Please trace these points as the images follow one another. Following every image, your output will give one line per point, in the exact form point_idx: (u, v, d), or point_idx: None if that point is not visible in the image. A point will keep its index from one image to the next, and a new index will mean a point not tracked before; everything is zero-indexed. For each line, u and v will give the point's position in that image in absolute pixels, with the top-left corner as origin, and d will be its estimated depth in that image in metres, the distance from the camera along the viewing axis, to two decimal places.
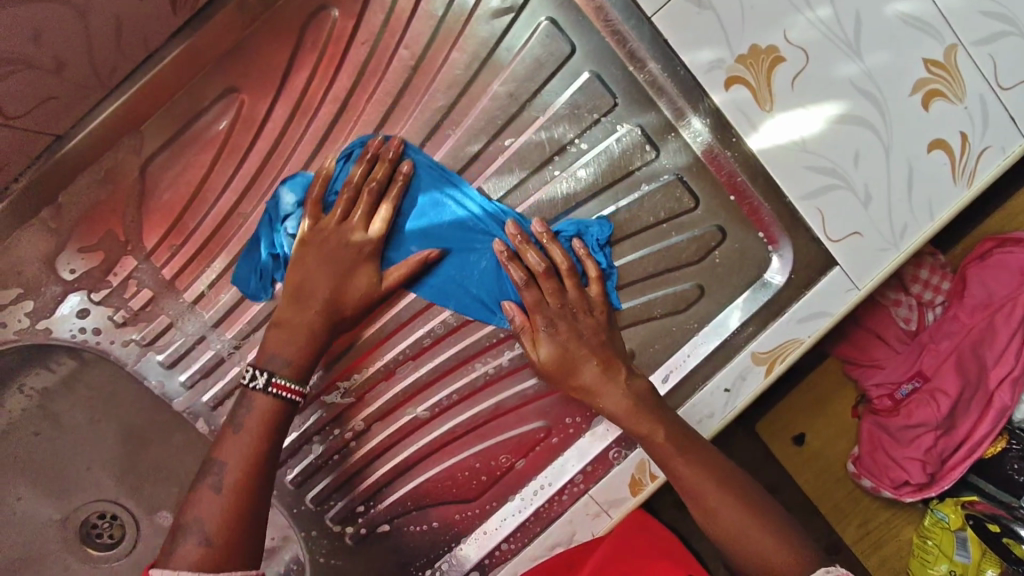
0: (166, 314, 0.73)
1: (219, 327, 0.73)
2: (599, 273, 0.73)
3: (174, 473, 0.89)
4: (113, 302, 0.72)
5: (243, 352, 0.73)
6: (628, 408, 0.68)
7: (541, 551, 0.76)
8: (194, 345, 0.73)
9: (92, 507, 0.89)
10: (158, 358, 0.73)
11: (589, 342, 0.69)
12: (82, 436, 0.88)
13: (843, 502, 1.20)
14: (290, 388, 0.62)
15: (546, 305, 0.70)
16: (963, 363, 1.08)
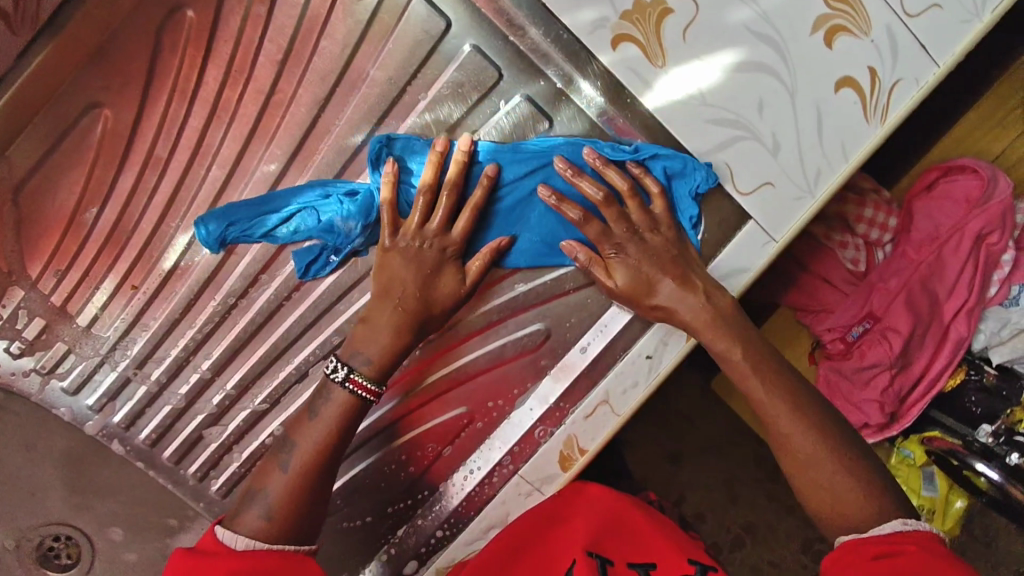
0: (63, 339, 0.74)
1: (121, 345, 0.73)
2: (661, 189, 0.73)
3: (118, 487, 0.92)
4: (8, 334, 0.73)
5: (147, 372, 0.74)
6: (708, 330, 0.72)
7: (478, 531, 0.79)
8: (96, 368, 0.74)
9: (44, 530, 0.92)
10: (61, 385, 0.75)
11: (658, 259, 0.72)
12: (16, 460, 0.91)
13: None
14: (366, 386, 0.68)
15: (611, 233, 0.72)
16: (913, 299, 1.09)
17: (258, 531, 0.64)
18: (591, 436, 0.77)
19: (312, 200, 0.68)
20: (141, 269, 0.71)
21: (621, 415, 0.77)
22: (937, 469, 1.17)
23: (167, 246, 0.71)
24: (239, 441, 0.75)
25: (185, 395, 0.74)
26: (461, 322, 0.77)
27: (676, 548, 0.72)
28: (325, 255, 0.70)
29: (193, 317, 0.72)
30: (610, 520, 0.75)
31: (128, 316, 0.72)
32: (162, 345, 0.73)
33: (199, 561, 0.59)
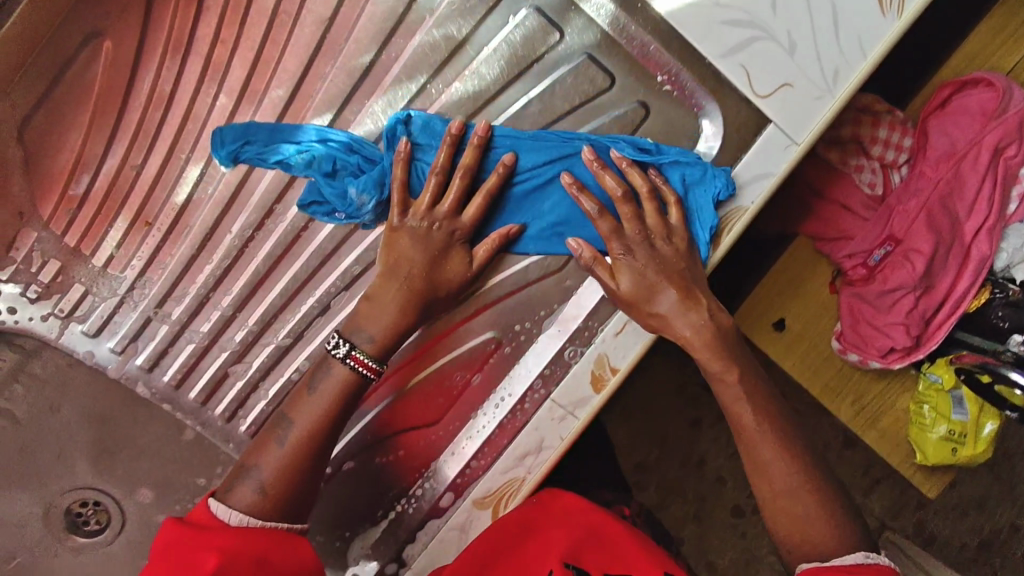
0: (80, 281, 0.75)
1: (135, 288, 0.75)
2: (679, 199, 0.72)
3: (147, 446, 0.92)
4: (22, 277, 0.74)
5: (167, 311, 0.74)
6: (704, 348, 0.71)
7: (511, 461, 0.75)
8: (116, 309, 0.74)
9: (72, 495, 0.91)
10: (81, 328, 0.75)
11: (666, 267, 0.71)
12: (43, 425, 0.90)
13: (833, 382, 1.21)
14: (367, 362, 0.67)
15: (624, 233, 0.72)
16: (934, 218, 1.06)
17: (251, 504, 0.64)
18: (623, 353, 0.73)
19: (334, 148, 0.68)
20: (155, 202, 0.73)
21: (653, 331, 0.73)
22: (965, 390, 1.15)
23: (178, 181, 0.72)
24: (263, 381, 0.74)
25: (208, 332, 0.73)
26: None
27: (646, 557, 0.72)
28: (326, 209, 0.69)
29: (210, 252, 0.73)
30: (586, 530, 0.76)
31: (143, 256, 0.74)
32: (177, 287, 0.74)
33: (195, 533, 0.60)
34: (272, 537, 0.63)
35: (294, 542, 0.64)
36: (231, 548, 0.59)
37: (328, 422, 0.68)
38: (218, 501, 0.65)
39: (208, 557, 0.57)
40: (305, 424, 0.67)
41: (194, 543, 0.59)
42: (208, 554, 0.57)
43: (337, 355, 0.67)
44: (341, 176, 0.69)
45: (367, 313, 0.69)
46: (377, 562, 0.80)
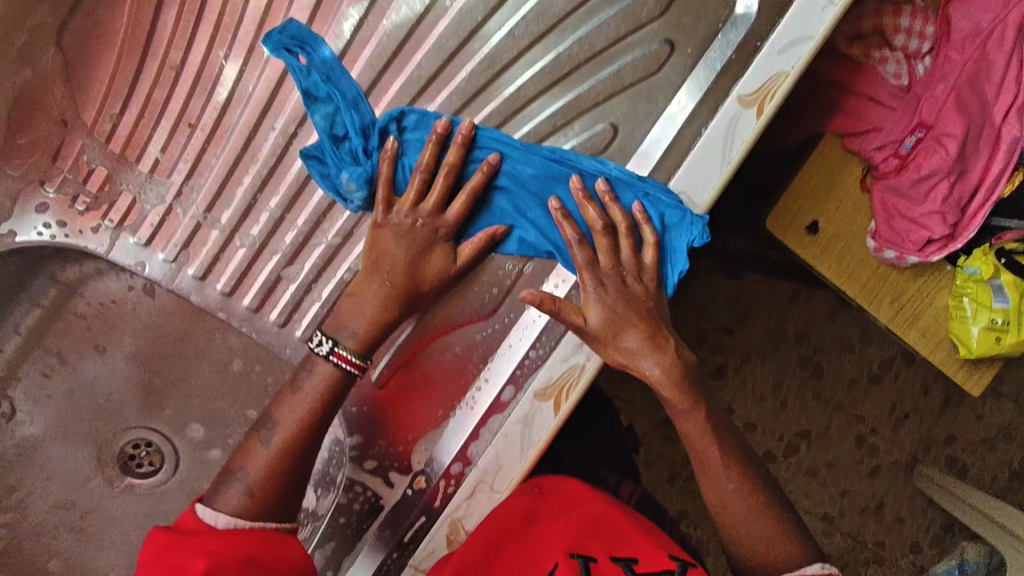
0: (128, 188, 0.79)
1: (180, 194, 0.78)
2: (655, 240, 0.71)
3: (194, 382, 0.91)
4: (70, 188, 0.78)
5: (215, 216, 0.78)
6: (670, 388, 0.71)
7: (570, 346, 0.74)
8: (165, 213, 0.79)
9: (126, 436, 0.90)
10: (133, 237, 0.80)
11: (633, 305, 0.71)
12: (91, 366, 0.89)
13: (871, 282, 1.16)
14: (349, 357, 0.69)
15: (598, 264, 0.71)
16: (963, 100, 1.04)
17: (238, 506, 0.65)
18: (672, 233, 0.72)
19: (352, 119, 0.69)
20: (198, 100, 0.75)
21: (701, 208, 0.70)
22: (1004, 279, 1.10)
23: (217, 79, 0.74)
24: (320, 276, 0.76)
25: (259, 235, 0.77)
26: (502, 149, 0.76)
27: (650, 542, 0.73)
28: (319, 170, 0.71)
29: (254, 153, 0.75)
30: (591, 519, 0.77)
31: (188, 158, 0.77)
32: (229, 184, 0.76)
33: (184, 539, 0.60)
34: (260, 536, 0.63)
35: (281, 539, 0.65)
36: (219, 551, 0.59)
37: (310, 427, 0.69)
38: (206, 507, 0.66)
39: (198, 560, 0.57)
40: (291, 426, 0.68)
41: (184, 545, 0.60)
42: (198, 558, 0.57)
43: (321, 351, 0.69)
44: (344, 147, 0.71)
45: (353, 306, 0.72)
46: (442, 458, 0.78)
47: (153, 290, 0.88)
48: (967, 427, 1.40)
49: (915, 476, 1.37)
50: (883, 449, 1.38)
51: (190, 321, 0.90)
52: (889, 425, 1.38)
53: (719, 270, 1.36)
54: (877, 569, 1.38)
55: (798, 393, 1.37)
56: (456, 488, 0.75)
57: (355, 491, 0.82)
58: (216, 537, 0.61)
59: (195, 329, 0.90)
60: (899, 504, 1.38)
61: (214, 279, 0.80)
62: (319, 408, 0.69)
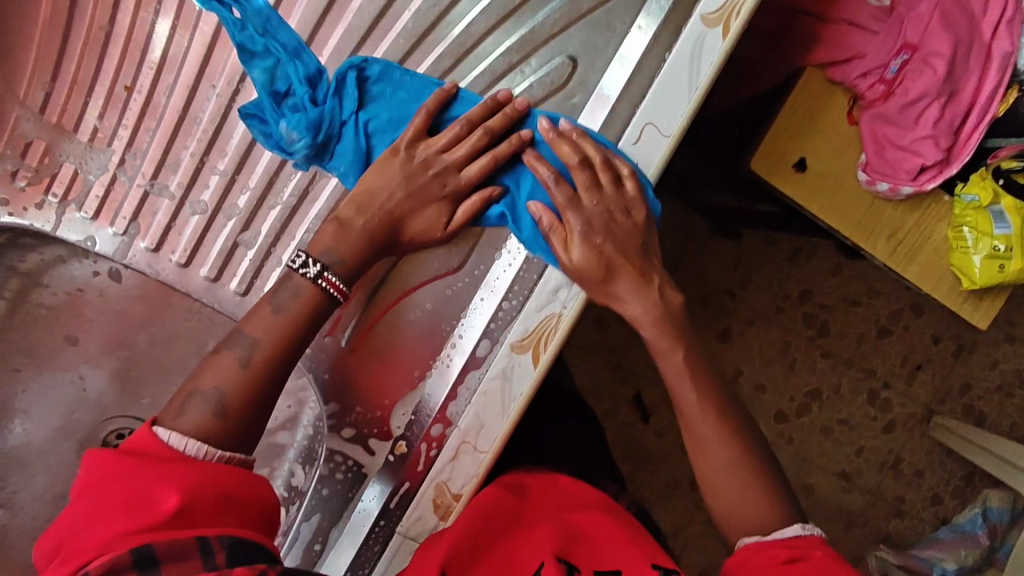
0: (69, 160, 0.79)
1: (123, 163, 0.79)
2: (631, 171, 0.67)
3: (167, 364, 0.88)
4: (8, 163, 0.79)
5: (162, 181, 0.78)
6: (650, 327, 0.70)
7: (542, 299, 0.70)
8: (109, 181, 0.79)
9: (106, 426, 0.87)
10: (79, 211, 0.80)
11: (623, 245, 0.68)
12: (62, 358, 0.86)
13: (866, 219, 1.08)
14: (339, 284, 0.66)
15: (580, 205, 0.67)
16: (948, 16, 0.98)
17: (206, 429, 0.58)
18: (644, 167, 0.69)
19: (294, 70, 0.67)
20: (131, 65, 0.76)
21: (671, 138, 0.67)
22: (1005, 203, 1.02)
23: (151, 32, 0.75)
24: (279, 238, 0.76)
25: (211, 200, 0.77)
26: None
27: (629, 544, 0.67)
28: (259, 127, 0.69)
29: (195, 115, 0.76)
30: (576, 526, 0.71)
31: (128, 122, 0.78)
32: (171, 153, 0.78)
33: (148, 466, 0.53)
34: (232, 471, 0.56)
35: (253, 477, 0.58)
36: (194, 485, 0.52)
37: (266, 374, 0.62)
38: (167, 429, 0.57)
39: (170, 492, 0.50)
40: (267, 346, 0.63)
41: (152, 473, 0.52)
42: (172, 488, 0.51)
43: (306, 273, 0.65)
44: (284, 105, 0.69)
45: (333, 235, 0.68)
46: (423, 423, 0.76)
47: (120, 276, 0.86)
48: (983, 373, 1.34)
49: (930, 428, 1.33)
50: (897, 403, 1.34)
51: (158, 302, 0.87)
52: (901, 378, 1.34)
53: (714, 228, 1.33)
54: (898, 523, 1.33)
55: (806, 355, 1.34)
56: (437, 450, 0.73)
57: (335, 461, 0.80)
58: (189, 467, 0.54)
59: (168, 314, 0.87)
60: (917, 457, 1.34)
61: (169, 250, 0.80)
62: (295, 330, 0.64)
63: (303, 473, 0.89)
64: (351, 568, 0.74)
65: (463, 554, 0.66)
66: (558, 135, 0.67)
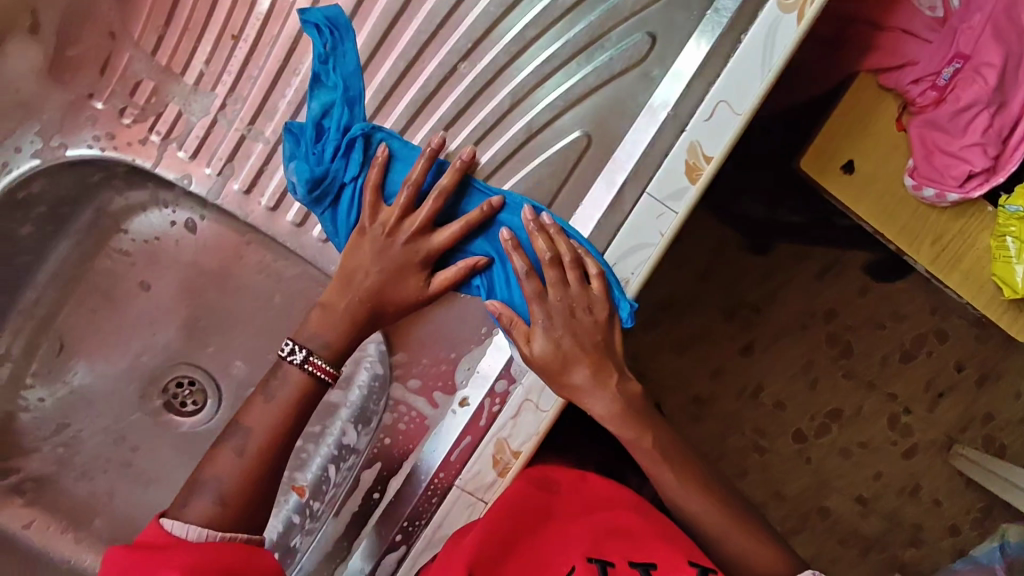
0: (175, 102, 0.79)
1: (225, 107, 0.78)
2: (600, 271, 0.68)
3: (235, 316, 0.92)
4: (118, 101, 0.80)
5: (259, 128, 0.78)
6: (613, 420, 0.70)
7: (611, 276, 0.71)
8: (209, 126, 0.79)
9: (170, 372, 0.92)
10: (181, 150, 0.80)
11: (583, 343, 0.68)
12: (135, 304, 0.91)
13: (910, 223, 1.00)
14: (325, 368, 0.70)
15: (546, 298, 0.69)
16: (1005, 23, 0.94)
17: (208, 516, 0.63)
18: (718, 140, 0.68)
19: (339, 112, 0.70)
20: (238, 14, 0.76)
21: (743, 116, 0.68)
22: None
23: None
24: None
25: None
26: (539, 62, 0.76)
27: (668, 542, 0.69)
28: (291, 148, 0.72)
29: (296, 66, 0.76)
30: (611, 523, 0.72)
31: (232, 69, 0.77)
32: (271, 100, 0.77)
33: (153, 551, 0.58)
34: (232, 548, 0.61)
35: (252, 554, 0.63)
36: (195, 563, 0.57)
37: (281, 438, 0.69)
38: (172, 520, 0.63)
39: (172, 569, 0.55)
40: (262, 435, 0.68)
41: (155, 556, 0.57)
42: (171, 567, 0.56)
43: (294, 362, 0.70)
44: (321, 142, 0.72)
45: (319, 320, 0.72)
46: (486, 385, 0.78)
47: (195, 226, 0.90)
48: (1007, 403, 1.28)
49: (949, 455, 1.27)
50: (917, 428, 1.28)
51: (233, 254, 0.91)
52: (923, 404, 1.28)
53: (745, 242, 1.26)
54: (914, 552, 1.28)
55: (829, 374, 1.28)
56: (502, 406, 0.76)
57: (400, 411, 0.84)
58: (192, 548, 0.59)
59: (237, 268, 0.91)
60: (937, 484, 1.28)
61: (258, 194, 0.80)
62: (287, 414, 0.69)
63: (357, 432, 0.91)
64: (408, 519, 0.77)
65: (490, 557, 0.69)
66: (537, 229, 0.68)
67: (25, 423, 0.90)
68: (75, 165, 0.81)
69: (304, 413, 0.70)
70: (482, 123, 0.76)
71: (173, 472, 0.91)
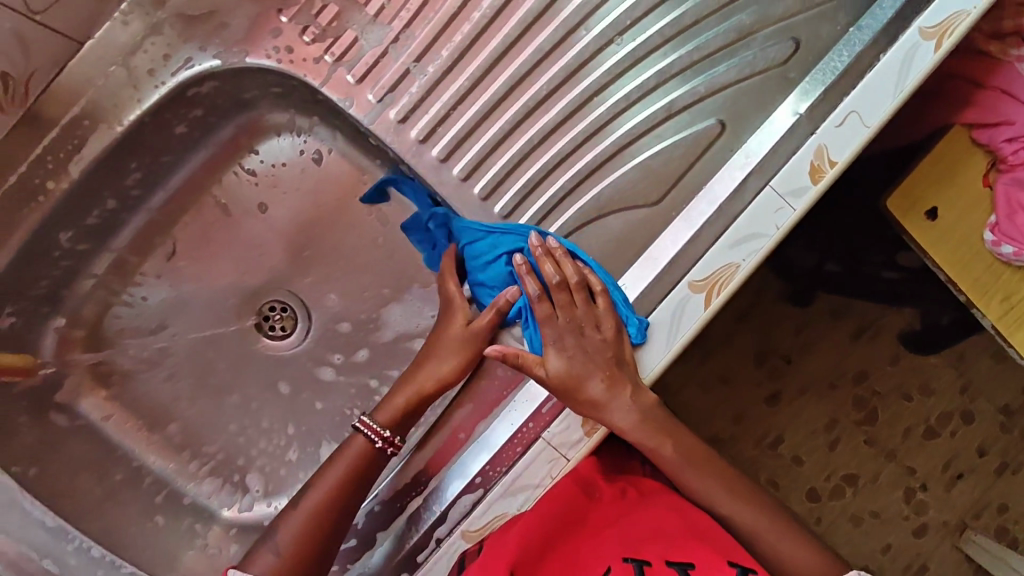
0: (352, 28, 0.81)
1: (398, 41, 0.81)
2: (603, 287, 0.72)
3: (345, 253, 0.96)
4: (302, 19, 0.81)
5: (423, 66, 0.80)
6: (635, 428, 0.72)
7: (716, 263, 0.72)
8: (380, 55, 0.81)
9: (266, 296, 0.96)
10: (349, 73, 0.81)
11: (594, 358, 0.71)
12: (247, 224, 0.94)
13: (983, 278, 0.93)
14: (370, 425, 0.78)
15: (554, 320, 0.72)
16: None
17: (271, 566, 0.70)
18: (844, 147, 0.72)
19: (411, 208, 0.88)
20: None
21: (871, 129, 0.72)
22: None
23: None
24: (507, 138, 0.80)
25: (460, 90, 0.80)
26: (691, 48, 0.80)
27: (706, 542, 0.65)
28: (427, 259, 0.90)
29: (468, 13, 0.79)
30: (650, 517, 0.68)
31: (408, 11, 0.80)
32: (440, 39, 0.80)
33: None
34: None
35: None
36: None
37: (342, 494, 0.75)
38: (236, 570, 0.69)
39: None
40: (324, 492, 0.75)
41: None
42: None
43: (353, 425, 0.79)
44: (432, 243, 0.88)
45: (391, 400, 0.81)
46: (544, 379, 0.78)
47: (321, 159, 0.94)
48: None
49: (959, 541, 1.21)
50: (932, 507, 1.22)
51: (348, 193, 0.94)
52: (941, 483, 1.22)
53: (785, 291, 1.22)
54: None
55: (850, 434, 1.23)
56: None
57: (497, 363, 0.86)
58: None
59: (352, 206, 0.95)
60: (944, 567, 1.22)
61: (411, 127, 0.81)
62: (350, 473, 0.76)
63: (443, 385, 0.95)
64: (489, 463, 0.78)
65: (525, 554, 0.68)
66: (544, 254, 0.73)
67: (122, 319, 0.93)
68: (247, 73, 0.83)
69: (365, 472, 0.77)
70: (627, 96, 0.79)
71: (250, 396, 0.95)
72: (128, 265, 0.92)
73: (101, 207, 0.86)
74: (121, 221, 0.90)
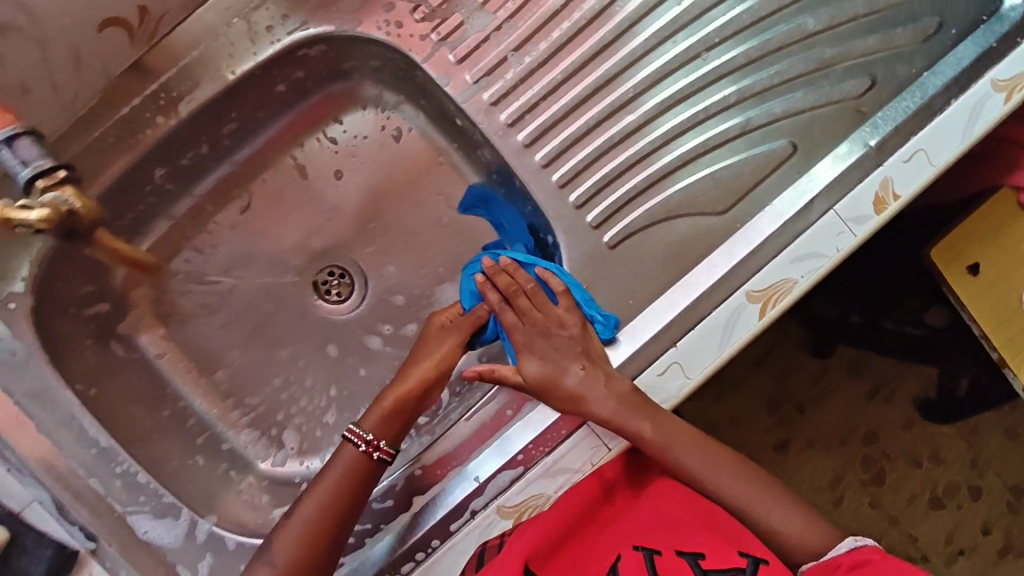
0: (459, 12, 0.87)
1: (500, 30, 0.86)
2: (563, 289, 0.75)
3: (407, 229, 0.99)
4: None
5: (521, 55, 0.86)
6: (619, 418, 0.69)
7: (771, 279, 0.73)
8: (483, 40, 0.87)
9: (327, 261, 0.99)
10: (451, 53, 0.86)
11: (563, 354, 0.73)
12: (321, 189, 0.98)
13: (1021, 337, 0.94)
14: (359, 433, 0.74)
15: (519, 326, 0.75)
16: None
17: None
18: (908, 182, 0.74)
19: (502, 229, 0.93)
20: None
21: (937, 168, 0.74)
22: None
23: None
24: (590, 132, 0.85)
25: (553, 81, 0.85)
26: (772, 72, 0.84)
27: (717, 533, 0.68)
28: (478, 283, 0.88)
29: (569, 13, 0.85)
30: (663, 509, 0.71)
31: (514, 4, 0.86)
32: (541, 31, 0.86)
33: None
34: None
35: None
36: None
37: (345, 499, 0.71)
38: None
39: None
40: (323, 498, 0.71)
41: None
42: None
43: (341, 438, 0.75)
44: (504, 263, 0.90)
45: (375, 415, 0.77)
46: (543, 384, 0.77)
47: (400, 137, 0.99)
48: None
49: None
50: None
51: (422, 171, 0.99)
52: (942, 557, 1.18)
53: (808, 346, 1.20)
54: None
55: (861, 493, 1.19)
56: None
57: None
58: None
59: (423, 184, 0.99)
60: None
61: (501, 110, 0.86)
62: (349, 479, 0.72)
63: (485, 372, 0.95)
64: (533, 442, 0.76)
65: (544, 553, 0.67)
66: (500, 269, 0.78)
67: (190, 263, 0.97)
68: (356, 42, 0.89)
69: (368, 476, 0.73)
70: (707, 105, 0.84)
71: (297, 354, 0.97)
72: (205, 214, 0.96)
73: (195, 150, 0.91)
74: (208, 168, 0.94)
